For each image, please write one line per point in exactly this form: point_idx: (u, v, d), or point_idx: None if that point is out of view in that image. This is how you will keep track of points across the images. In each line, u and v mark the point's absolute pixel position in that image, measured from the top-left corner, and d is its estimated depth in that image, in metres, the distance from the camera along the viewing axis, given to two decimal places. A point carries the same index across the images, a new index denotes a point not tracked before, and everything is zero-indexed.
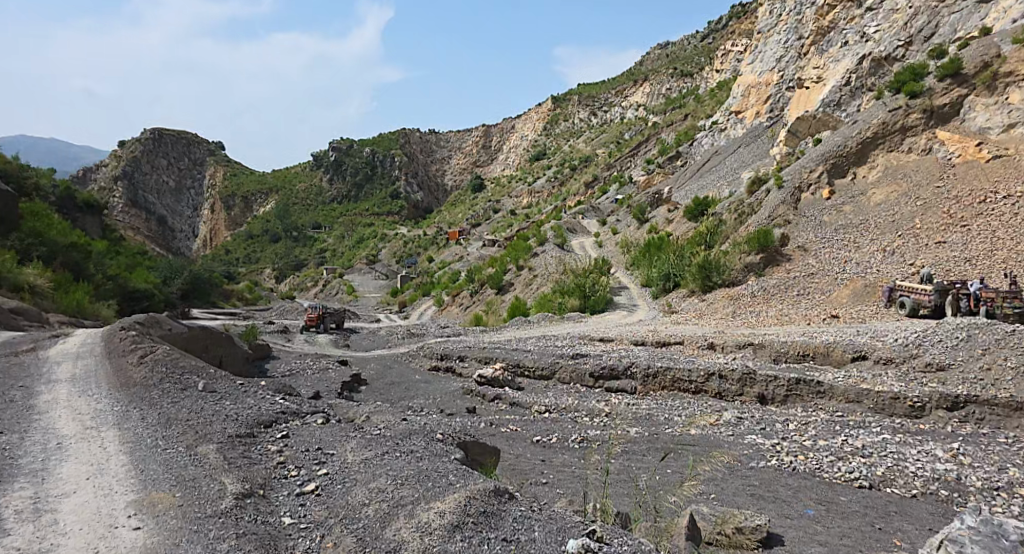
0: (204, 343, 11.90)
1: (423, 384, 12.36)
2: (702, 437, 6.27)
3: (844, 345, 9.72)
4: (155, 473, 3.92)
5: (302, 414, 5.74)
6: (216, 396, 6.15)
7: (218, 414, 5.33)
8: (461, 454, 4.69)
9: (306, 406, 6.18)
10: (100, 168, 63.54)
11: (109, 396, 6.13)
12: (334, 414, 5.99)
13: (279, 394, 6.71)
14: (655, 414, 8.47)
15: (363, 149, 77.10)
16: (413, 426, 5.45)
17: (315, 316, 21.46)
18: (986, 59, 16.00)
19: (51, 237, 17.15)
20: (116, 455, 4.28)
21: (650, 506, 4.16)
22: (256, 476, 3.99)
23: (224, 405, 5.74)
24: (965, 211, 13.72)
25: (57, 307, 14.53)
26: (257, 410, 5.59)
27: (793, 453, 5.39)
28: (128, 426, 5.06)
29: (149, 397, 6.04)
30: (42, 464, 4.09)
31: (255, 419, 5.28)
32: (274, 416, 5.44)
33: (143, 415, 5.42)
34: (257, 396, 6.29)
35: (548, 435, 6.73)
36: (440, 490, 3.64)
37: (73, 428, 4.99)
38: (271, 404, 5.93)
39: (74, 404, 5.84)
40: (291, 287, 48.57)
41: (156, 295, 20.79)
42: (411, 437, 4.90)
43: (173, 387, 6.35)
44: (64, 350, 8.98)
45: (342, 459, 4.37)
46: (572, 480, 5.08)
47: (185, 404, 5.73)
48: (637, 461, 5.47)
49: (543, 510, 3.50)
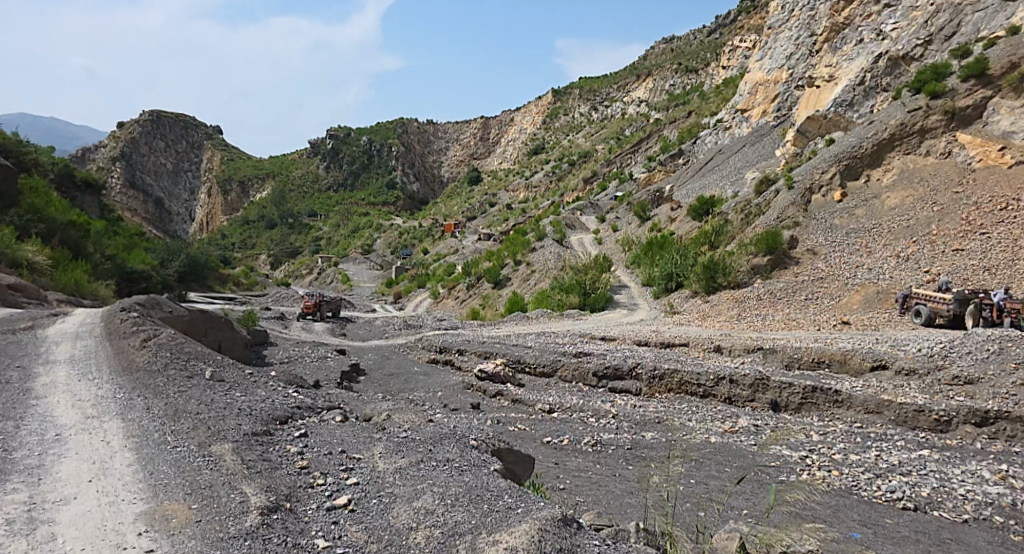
0: (204, 327, 11.64)
1: (423, 377, 12.13)
2: (723, 445, 6.08)
3: (862, 353, 9.54)
4: (166, 478, 3.64)
5: (319, 410, 5.49)
6: (226, 386, 5.89)
7: (230, 407, 5.07)
8: (501, 465, 4.46)
9: (322, 400, 5.94)
10: (96, 148, 62.89)
11: (110, 382, 5.86)
12: (351, 411, 5.73)
13: (291, 386, 6.46)
14: (666, 418, 8.25)
15: (361, 137, 76.52)
16: (440, 428, 5.23)
17: (312, 304, 21.13)
18: (1013, 60, 15.86)
19: (49, 214, 16.80)
20: (122, 451, 4.02)
21: (694, 527, 3.90)
22: (281, 483, 3.73)
23: (235, 397, 5.48)
24: (985, 219, 13.61)
25: (55, 285, 14.17)
26: (272, 404, 5.33)
27: (825, 468, 5.19)
28: (132, 416, 4.80)
29: (154, 385, 5.76)
30: (39, 460, 3.82)
31: (270, 414, 5.03)
32: (290, 412, 5.19)
33: (149, 404, 5.15)
34: (268, 388, 6.04)
35: (558, 436, 6.51)
36: (501, 518, 3.33)
37: (72, 417, 4.72)
38: (286, 397, 5.69)
39: (72, 388, 5.57)
40: (286, 273, 48.19)
41: (153, 276, 20.45)
42: (445, 442, 4.69)
43: (179, 374, 6.10)
44: (62, 329, 8.68)
45: (373, 467, 4.11)
46: (593, 487, 4.84)
47: (194, 394, 5.47)
48: (655, 469, 5.30)
49: (620, 545, 3.16)
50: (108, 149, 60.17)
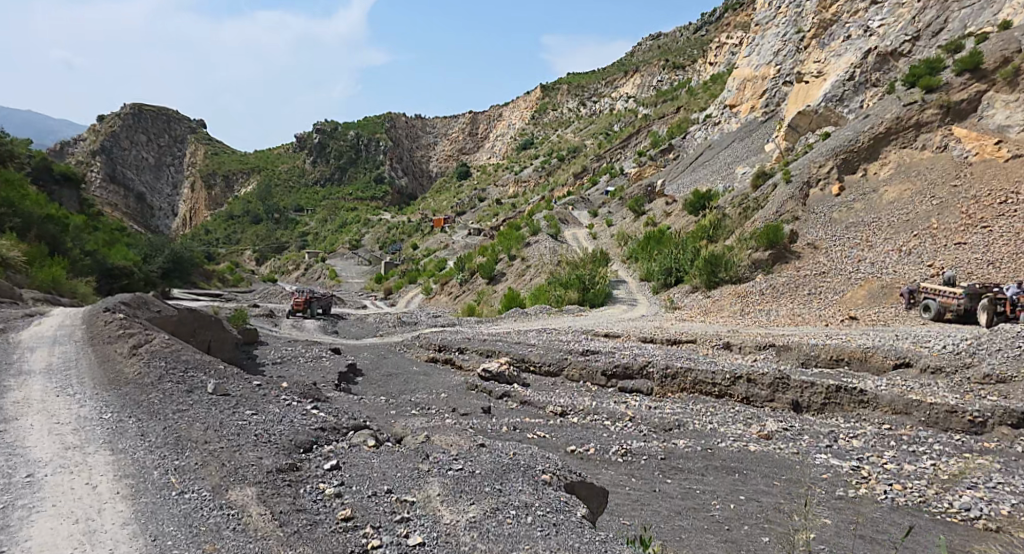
0: (193, 327, 11.07)
1: (423, 377, 11.66)
2: (762, 452, 5.66)
3: (885, 350, 9.19)
4: (175, 546, 3.09)
5: (343, 431, 5.03)
6: (232, 402, 5.39)
7: (243, 433, 4.57)
8: (585, 509, 3.99)
9: (345, 417, 5.47)
10: (76, 142, 61.18)
11: (96, 398, 5.34)
12: (379, 430, 5.29)
13: (306, 399, 6.00)
14: (685, 421, 7.86)
15: (347, 132, 75.45)
16: (494, 454, 4.77)
17: (302, 301, 20.56)
18: (1006, 54, 15.60)
19: (26, 208, 16.04)
20: (113, 502, 3.49)
21: None
22: (326, 550, 3.21)
23: (246, 417, 4.98)
24: (985, 212, 13.35)
25: (31, 283, 13.45)
26: (292, 427, 4.85)
27: (885, 481, 4.82)
28: (123, 447, 4.27)
29: (148, 403, 5.24)
30: (6, 520, 3.26)
31: (291, 442, 4.55)
32: (313, 437, 4.72)
33: (144, 429, 4.61)
34: (280, 403, 5.56)
35: (584, 444, 6.08)
36: None
37: (49, 449, 4.17)
38: (306, 416, 5.22)
39: (49, 408, 5.02)
40: (272, 270, 47.18)
41: (135, 274, 19.77)
42: (510, 478, 4.22)
43: (176, 388, 5.58)
44: (38, 333, 8.07)
45: (437, 518, 3.60)
46: (637, 507, 4.46)
47: (197, 414, 4.97)
48: (699, 484, 4.90)
49: None
50: (88, 143, 58.63)
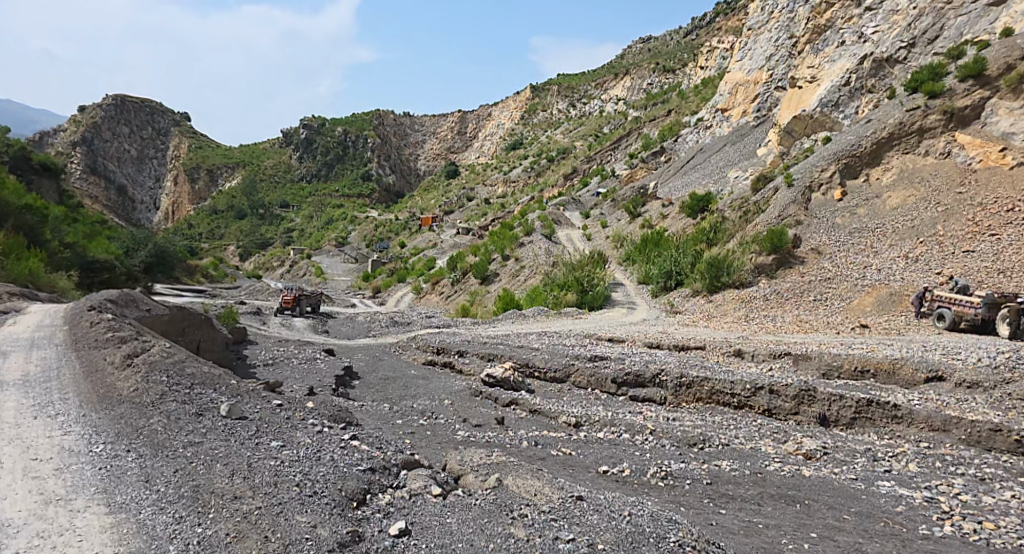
0: (181, 327, 10.39)
1: (423, 382, 11.05)
2: (820, 480, 5.21)
3: (914, 362, 8.75)
4: None
5: (394, 472, 4.56)
6: (251, 430, 4.83)
7: (279, 483, 4.00)
8: None
9: (390, 450, 4.96)
10: (55, 132, 59.36)
11: (84, 423, 4.72)
12: (434, 470, 4.80)
13: (336, 424, 5.46)
14: (708, 436, 7.35)
15: (335, 127, 74.28)
16: (602, 512, 4.12)
17: (291, 298, 19.80)
18: (1010, 61, 15.23)
19: (2, 197, 15.14)
20: None
21: None
22: None
23: (273, 456, 4.40)
24: (993, 220, 13.07)
25: (7, 276, 12.63)
26: (336, 470, 4.30)
27: (972, 518, 4.45)
28: (121, 503, 3.65)
29: (149, 433, 4.61)
30: None
31: (339, 495, 3.99)
32: (364, 486, 4.21)
33: (147, 476, 4.00)
34: (310, 432, 5.00)
35: (616, 464, 5.60)
36: None
37: (28, 505, 3.55)
38: (347, 452, 4.68)
39: (28, 437, 4.37)
40: (256, 267, 46.18)
41: (117, 267, 18.90)
42: None
43: (182, 412, 4.99)
44: (12, 334, 7.37)
45: None
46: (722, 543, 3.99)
47: (212, 450, 4.39)
48: (766, 518, 4.46)
49: None
50: (68, 133, 56.93)
